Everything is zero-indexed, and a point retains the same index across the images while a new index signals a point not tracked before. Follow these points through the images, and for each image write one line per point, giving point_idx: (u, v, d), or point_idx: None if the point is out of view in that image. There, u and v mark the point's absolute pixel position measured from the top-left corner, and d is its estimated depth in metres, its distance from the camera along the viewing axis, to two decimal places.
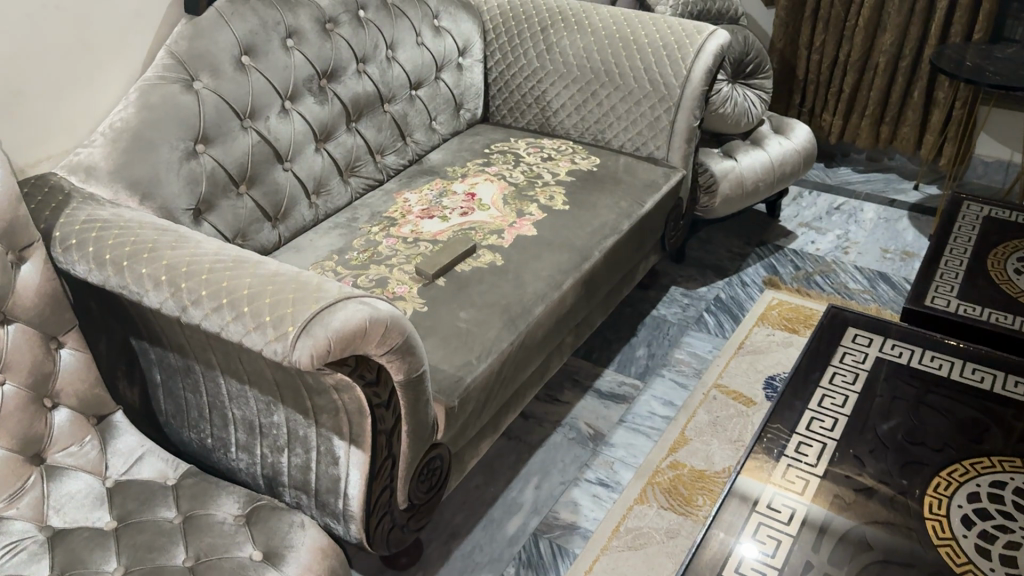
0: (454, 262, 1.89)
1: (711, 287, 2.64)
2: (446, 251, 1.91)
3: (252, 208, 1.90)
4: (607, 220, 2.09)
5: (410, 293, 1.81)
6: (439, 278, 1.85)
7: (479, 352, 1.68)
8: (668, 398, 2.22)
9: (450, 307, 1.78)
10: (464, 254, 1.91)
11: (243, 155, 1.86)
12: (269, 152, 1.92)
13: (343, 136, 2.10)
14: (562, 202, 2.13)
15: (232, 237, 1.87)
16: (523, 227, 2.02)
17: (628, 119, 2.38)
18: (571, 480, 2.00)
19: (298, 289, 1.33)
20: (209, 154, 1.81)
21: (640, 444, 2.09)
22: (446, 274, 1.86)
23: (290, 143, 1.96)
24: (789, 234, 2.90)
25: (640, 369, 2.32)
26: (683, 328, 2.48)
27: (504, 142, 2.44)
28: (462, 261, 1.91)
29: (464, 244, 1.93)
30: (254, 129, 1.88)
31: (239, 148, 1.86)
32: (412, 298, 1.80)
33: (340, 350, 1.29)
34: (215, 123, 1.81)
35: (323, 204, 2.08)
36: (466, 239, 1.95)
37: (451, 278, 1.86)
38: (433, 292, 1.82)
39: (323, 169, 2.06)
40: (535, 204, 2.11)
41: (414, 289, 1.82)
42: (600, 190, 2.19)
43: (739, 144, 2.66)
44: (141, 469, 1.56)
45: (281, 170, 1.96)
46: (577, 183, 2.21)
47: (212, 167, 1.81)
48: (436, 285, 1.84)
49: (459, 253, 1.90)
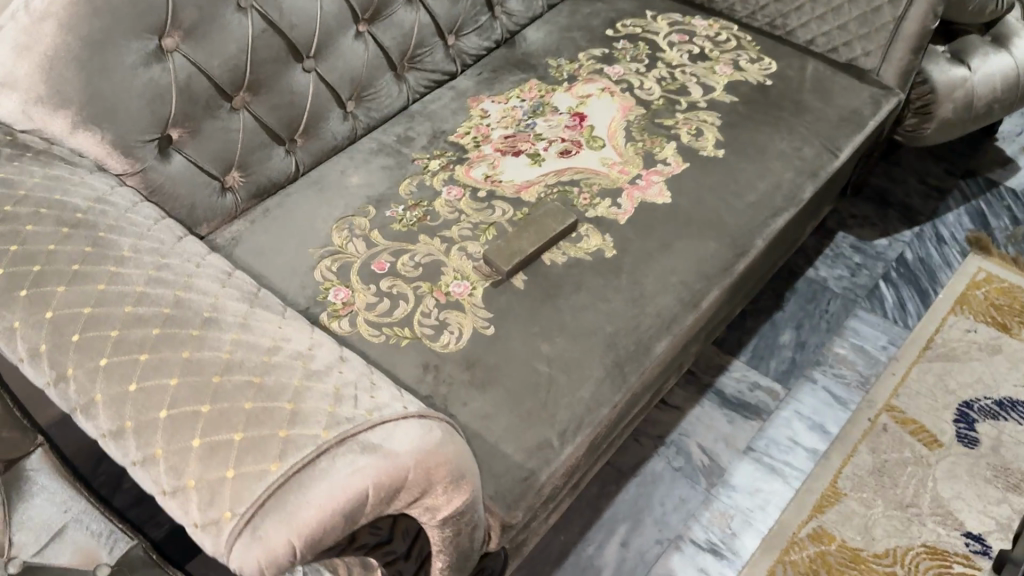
0: (542, 251, 1.25)
1: (892, 241, 1.95)
2: (530, 227, 1.26)
3: (252, 130, 1.28)
4: (779, 182, 1.39)
5: (474, 299, 1.20)
6: (517, 278, 1.23)
7: (566, 427, 1.09)
8: (818, 421, 1.63)
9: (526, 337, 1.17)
10: (558, 237, 1.27)
11: (238, 52, 1.21)
12: (280, 46, 1.26)
13: (400, 11, 1.41)
14: (715, 144, 1.43)
15: (217, 172, 1.27)
16: (651, 189, 1.35)
17: (827, 3, 1.59)
18: (672, 538, 1.47)
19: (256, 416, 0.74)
20: (184, 54, 1.16)
21: (772, 491, 1.53)
22: (529, 273, 1.24)
23: (313, 29, 1.29)
24: (1005, 164, 2.13)
25: (781, 366, 1.72)
26: (847, 304, 1.83)
27: (636, 18, 1.70)
28: (552, 247, 1.27)
29: (560, 217, 1.27)
30: (255, 11, 1.22)
31: (231, 43, 1.20)
32: (474, 310, 1.19)
33: (317, 548, 0.71)
34: (196, 6, 1.15)
35: (364, 116, 1.45)
36: (564, 209, 1.29)
37: (536, 278, 1.23)
38: (507, 302, 1.20)
39: (367, 64, 1.40)
40: (673, 146, 1.42)
41: (480, 292, 1.21)
42: (773, 124, 1.47)
43: (975, 41, 1.83)
44: (58, 552, 1.07)
45: (297, 68, 1.31)
46: (739, 109, 1.49)
47: (188, 73, 1.17)
48: (512, 292, 1.21)
49: (549, 237, 1.25)
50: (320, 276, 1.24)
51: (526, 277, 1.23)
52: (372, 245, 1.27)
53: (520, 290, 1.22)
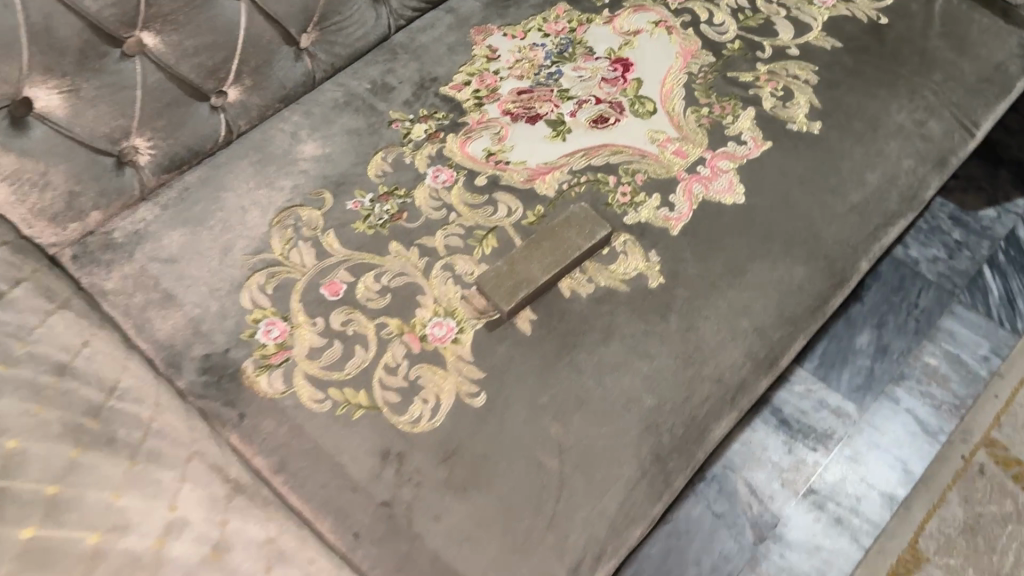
0: (560, 278, 0.89)
1: (1005, 210, 1.56)
2: (545, 243, 0.90)
3: (155, 84, 0.91)
4: (895, 174, 1.00)
5: (458, 349, 0.86)
6: (522, 318, 0.88)
7: (578, 560, 0.77)
8: (898, 456, 1.30)
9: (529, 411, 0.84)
10: (582, 257, 0.90)
11: None
12: None
13: None
14: (808, 113, 1.03)
15: (108, 144, 0.90)
16: (717, 181, 0.98)
17: None
18: None
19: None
20: None
21: (836, 551, 1.22)
22: (538, 309, 0.88)
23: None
24: None
25: (854, 379, 1.37)
26: (942, 296, 1.46)
27: None
28: (574, 270, 0.91)
29: (587, 229, 0.90)
30: None
31: None
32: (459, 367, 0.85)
33: None
34: None
35: (325, 53, 1.06)
36: (592, 215, 0.92)
37: (549, 318, 0.88)
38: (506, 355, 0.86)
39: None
40: (751, 114, 1.03)
41: (468, 338, 0.86)
42: (890, 85, 1.07)
43: None
44: None
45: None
46: (843, 59, 1.09)
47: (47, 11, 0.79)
48: (513, 340, 0.86)
49: (570, 260, 0.89)
50: (248, 300, 0.89)
51: (534, 316, 0.88)
52: (324, 254, 0.91)
53: (524, 336, 0.87)
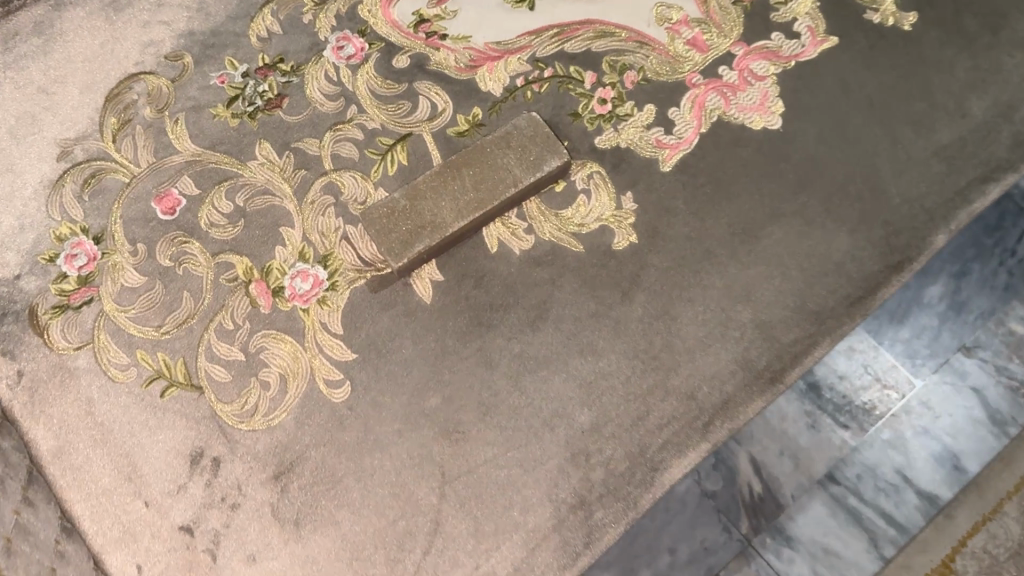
0: (484, 223, 0.62)
1: None
2: (471, 171, 0.61)
3: None
4: (1012, 103, 0.68)
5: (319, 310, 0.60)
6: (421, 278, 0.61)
7: None
8: (956, 460, 0.70)
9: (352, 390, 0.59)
10: (519, 199, 0.62)
11: None
12: None
13: None
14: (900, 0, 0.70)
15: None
16: (744, 94, 0.67)
17: None
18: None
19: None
20: None
21: None
22: (446, 265, 0.62)
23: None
24: None
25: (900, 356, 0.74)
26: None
27: None
28: (508, 212, 0.63)
29: (533, 156, 0.62)
30: None
31: None
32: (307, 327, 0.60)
33: None
34: None
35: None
36: (544, 132, 0.63)
37: (460, 281, 0.61)
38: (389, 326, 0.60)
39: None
40: None
41: (338, 296, 0.61)
42: None
43: None
44: None
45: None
46: None
47: None
48: (401, 307, 0.61)
49: (497, 202, 0.61)
50: (56, 209, 0.64)
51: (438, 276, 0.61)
52: (169, 152, 0.66)
53: (418, 302, 0.61)
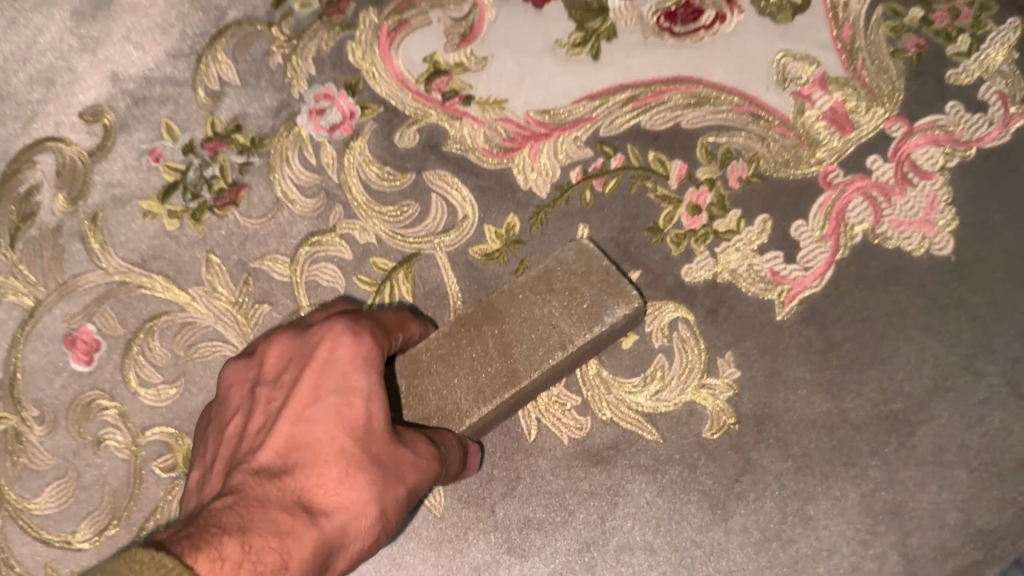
0: (519, 398, 0.43)
1: None
2: (497, 332, 0.42)
3: None
4: None
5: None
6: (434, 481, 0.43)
7: None
8: None
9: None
10: (569, 364, 0.43)
11: None
12: None
13: None
14: None
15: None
16: (903, 200, 0.46)
17: None
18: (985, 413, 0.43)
19: (342, 489, 0.31)
20: None
21: None
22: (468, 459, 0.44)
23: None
24: None
25: None
26: None
27: None
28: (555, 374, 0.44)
29: (585, 312, 0.42)
30: None
31: None
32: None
33: None
34: None
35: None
36: (603, 271, 0.43)
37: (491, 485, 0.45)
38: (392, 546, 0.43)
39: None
40: (1014, 37, 0.47)
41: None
42: None
43: None
44: None
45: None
46: None
47: None
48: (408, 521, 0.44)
49: (531, 380, 0.42)
50: None
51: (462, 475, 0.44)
52: (83, 266, 0.47)
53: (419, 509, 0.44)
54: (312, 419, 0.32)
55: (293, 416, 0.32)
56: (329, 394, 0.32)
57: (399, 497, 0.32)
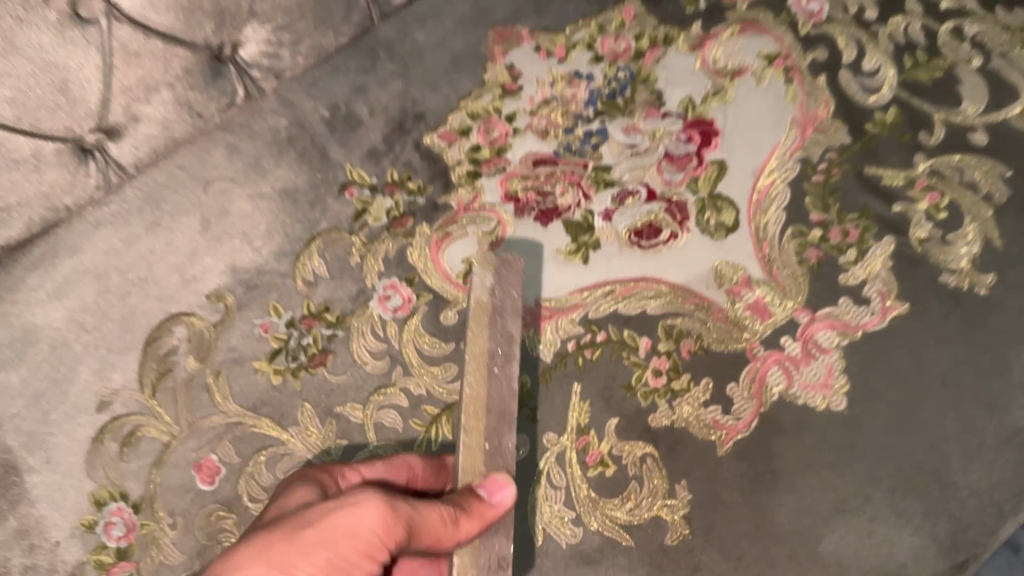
0: (491, 399, 0.52)
1: None
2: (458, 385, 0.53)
3: None
4: None
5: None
6: (494, 541, 0.50)
7: None
8: None
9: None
10: (507, 356, 0.54)
11: None
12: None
13: None
14: (976, 258, 0.65)
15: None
16: (808, 368, 0.63)
17: None
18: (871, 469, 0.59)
19: (268, 535, 0.47)
20: None
21: None
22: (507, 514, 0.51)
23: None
24: None
25: None
26: None
27: None
28: (514, 366, 0.53)
29: (472, 317, 0.54)
30: None
31: None
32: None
33: None
34: None
35: (284, 55, 0.69)
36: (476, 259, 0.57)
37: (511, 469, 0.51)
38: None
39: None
40: (887, 249, 0.65)
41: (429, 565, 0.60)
42: None
43: None
44: None
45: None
46: None
47: None
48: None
49: (471, 389, 0.52)
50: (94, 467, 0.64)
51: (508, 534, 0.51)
52: (209, 411, 0.65)
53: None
54: (282, 509, 0.51)
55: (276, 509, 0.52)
56: (296, 496, 0.52)
57: (329, 528, 0.47)
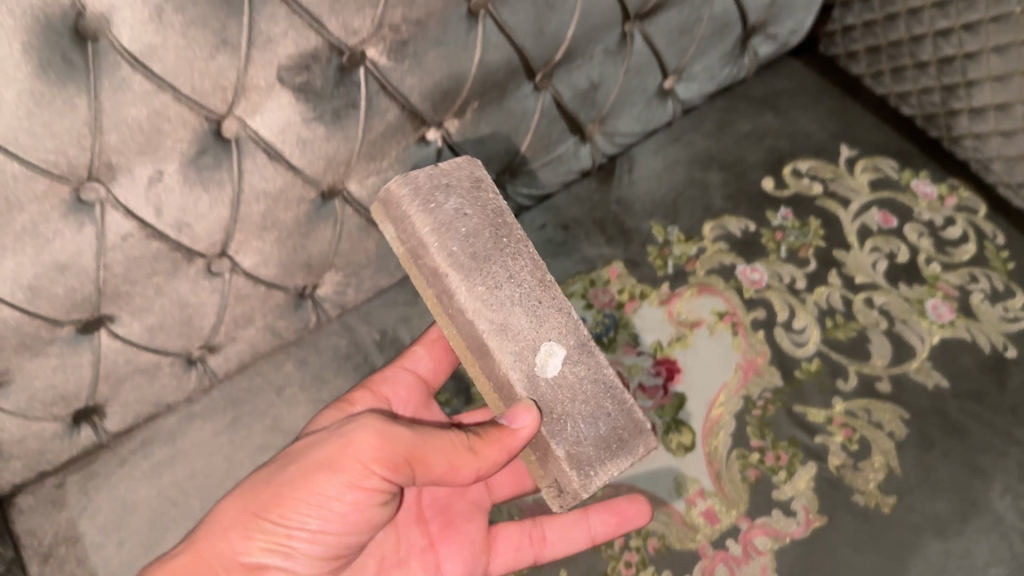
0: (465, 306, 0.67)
1: None
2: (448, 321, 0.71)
3: (117, 352, 0.79)
4: None
5: (546, 548, 0.79)
6: (557, 425, 0.68)
7: None
8: None
9: (626, 421, 0.71)
10: (445, 289, 0.68)
11: (77, 282, 0.70)
12: (168, 257, 0.75)
13: (423, 159, 0.85)
14: (881, 483, 0.82)
15: (44, 410, 0.78)
16: (748, 566, 0.79)
17: None
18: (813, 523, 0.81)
19: (278, 484, 0.67)
20: None
21: None
22: (558, 409, 0.68)
23: (224, 189, 0.73)
24: None
25: None
26: None
27: (819, 158, 1.05)
28: (455, 296, 0.67)
29: (407, 264, 0.71)
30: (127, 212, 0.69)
31: (63, 278, 0.69)
32: (525, 536, 0.80)
33: None
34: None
35: (349, 293, 0.91)
36: (388, 228, 0.71)
37: (517, 347, 0.67)
38: (595, 401, 0.69)
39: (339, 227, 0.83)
40: (810, 472, 0.83)
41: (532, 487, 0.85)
42: (996, 454, 0.84)
43: None
44: None
45: (196, 260, 0.77)
46: (949, 409, 0.86)
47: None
48: (574, 362, 0.69)
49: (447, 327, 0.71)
50: None
51: (570, 415, 0.68)
52: None
53: (594, 448, 0.69)
54: (307, 443, 0.70)
55: (308, 442, 0.71)
56: (320, 433, 0.70)
57: (320, 472, 0.66)
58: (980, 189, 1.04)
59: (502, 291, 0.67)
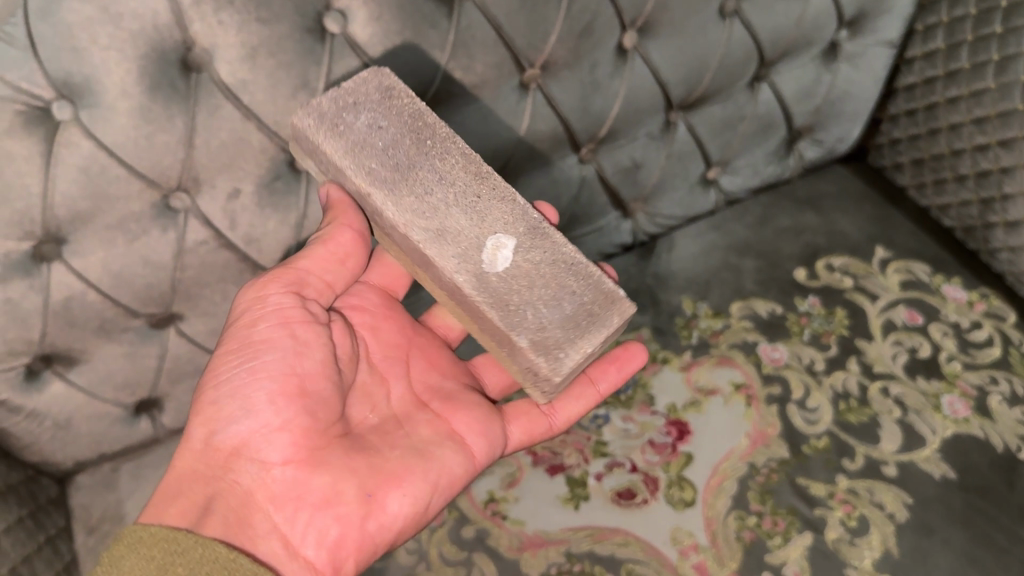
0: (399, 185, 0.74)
1: None
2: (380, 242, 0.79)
3: (182, 350, 0.89)
4: None
5: (555, 416, 0.85)
6: (514, 313, 0.72)
7: None
8: None
9: (592, 291, 0.76)
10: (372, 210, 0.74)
11: (158, 282, 0.82)
12: (237, 269, 0.86)
13: None
14: (876, 561, 0.84)
15: (113, 395, 0.88)
16: None
17: None
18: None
19: (215, 409, 0.67)
20: (77, 279, 0.77)
21: None
22: (513, 297, 0.73)
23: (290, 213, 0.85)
24: None
25: None
26: None
27: (852, 256, 1.10)
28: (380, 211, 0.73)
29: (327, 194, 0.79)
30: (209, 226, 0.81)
31: (147, 276, 0.81)
32: (536, 409, 0.85)
33: None
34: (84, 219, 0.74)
35: None
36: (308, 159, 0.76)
37: (459, 249, 0.73)
38: (555, 282, 0.75)
39: None
40: (805, 541, 0.85)
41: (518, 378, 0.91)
42: (997, 549, 0.85)
43: None
44: None
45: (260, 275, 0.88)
46: (954, 499, 0.88)
47: (77, 305, 0.79)
48: (526, 249, 0.76)
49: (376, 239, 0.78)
50: None
51: (529, 300, 0.73)
52: None
53: (561, 324, 0.74)
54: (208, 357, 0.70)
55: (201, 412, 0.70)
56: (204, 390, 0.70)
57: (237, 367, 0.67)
58: (1011, 300, 1.07)
59: (432, 197, 0.74)
